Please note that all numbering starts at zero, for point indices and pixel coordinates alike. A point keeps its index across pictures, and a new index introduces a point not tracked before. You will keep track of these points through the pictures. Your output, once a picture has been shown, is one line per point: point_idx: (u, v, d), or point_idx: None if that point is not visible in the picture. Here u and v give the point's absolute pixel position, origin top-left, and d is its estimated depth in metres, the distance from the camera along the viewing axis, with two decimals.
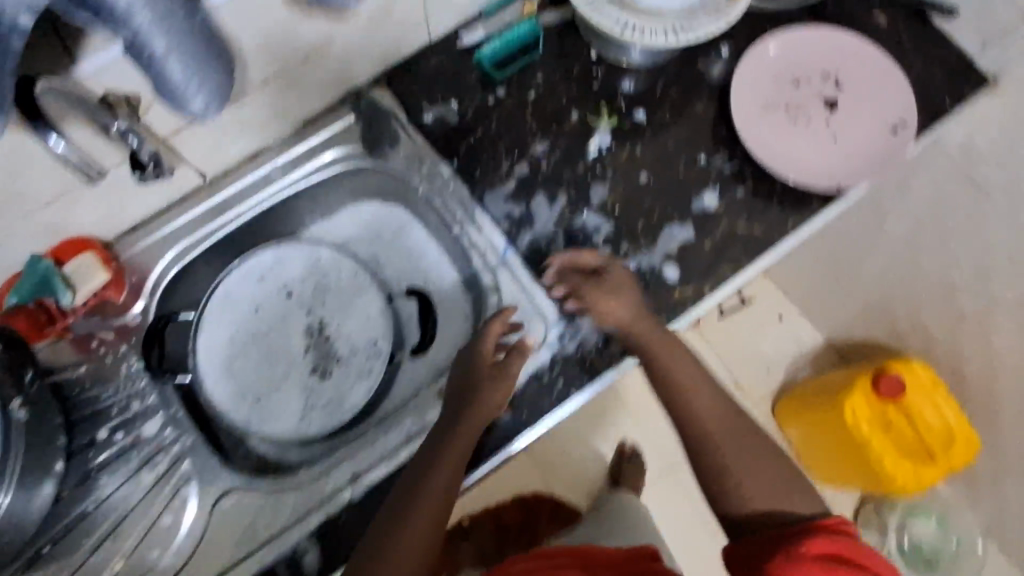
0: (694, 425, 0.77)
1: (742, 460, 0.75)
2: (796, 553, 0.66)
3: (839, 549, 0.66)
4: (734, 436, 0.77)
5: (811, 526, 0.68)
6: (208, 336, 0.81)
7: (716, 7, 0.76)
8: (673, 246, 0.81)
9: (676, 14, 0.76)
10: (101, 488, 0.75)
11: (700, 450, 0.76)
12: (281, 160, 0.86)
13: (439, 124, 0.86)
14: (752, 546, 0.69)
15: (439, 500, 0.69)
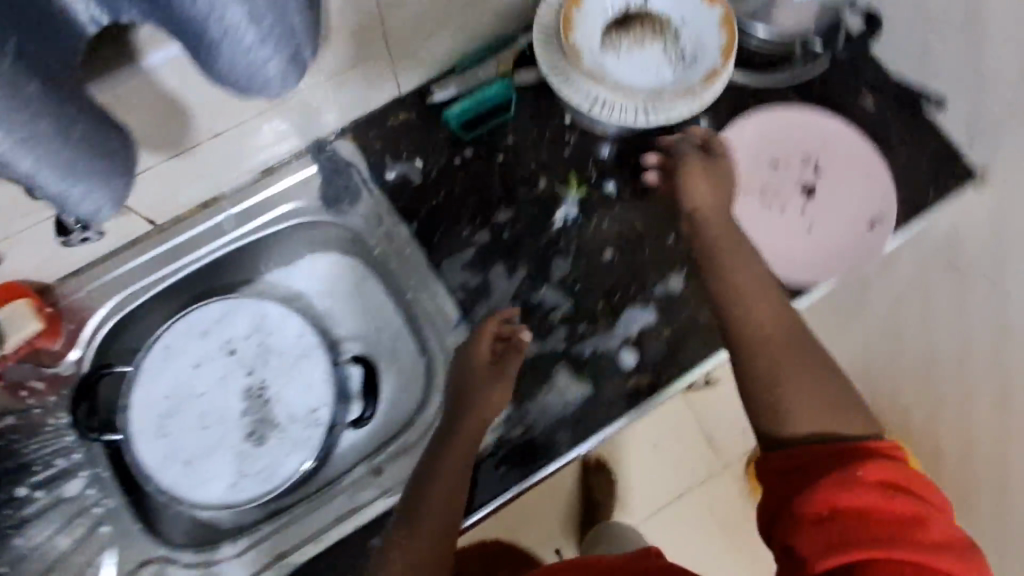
0: (745, 327, 0.65)
1: (805, 381, 0.60)
2: (840, 475, 0.52)
3: (899, 476, 0.52)
4: (798, 351, 0.63)
5: (867, 448, 0.54)
6: (143, 391, 0.77)
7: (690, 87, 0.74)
8: (633, 330, 0.79)
9: (649, 92, 0.74)
10: (15, 549, 0.72)
11: (765, 379, 0.62)
12: (235, 211, 0.83)
13: (402, 183, 0.83)
14: (790, 475, 0.55)
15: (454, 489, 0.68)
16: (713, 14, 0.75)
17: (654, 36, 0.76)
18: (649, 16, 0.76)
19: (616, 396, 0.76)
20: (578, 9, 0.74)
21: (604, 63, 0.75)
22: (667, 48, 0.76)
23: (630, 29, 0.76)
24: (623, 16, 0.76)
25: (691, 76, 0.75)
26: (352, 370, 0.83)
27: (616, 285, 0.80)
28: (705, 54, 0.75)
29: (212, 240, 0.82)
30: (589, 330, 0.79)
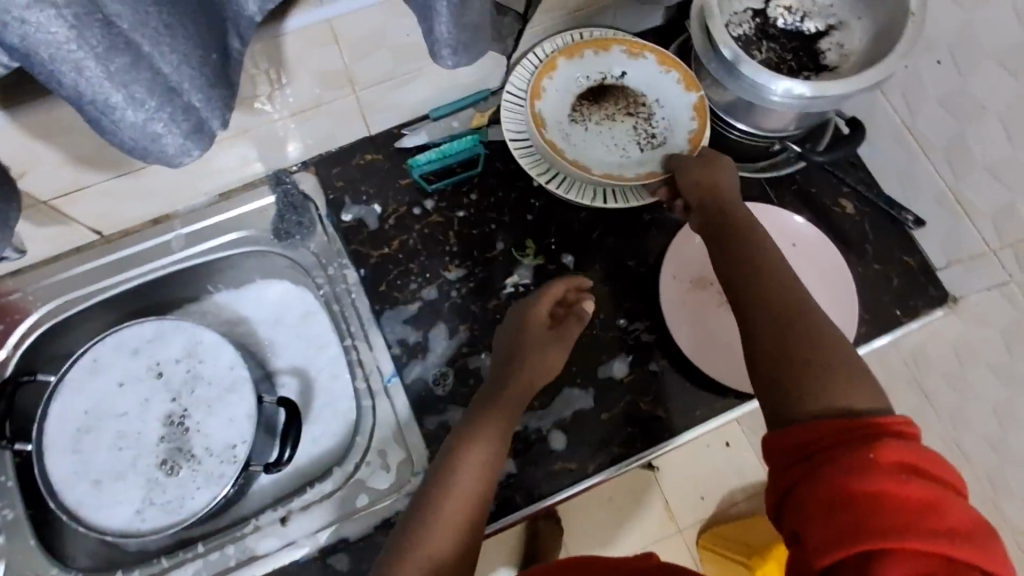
0: (755, 295, 0.58)
1: (812, 359, 0.52)
2: (849, 456, 0.44)
3: (916, 458, 0.44)
4: (811, 327, 0.55)
5: (882, 426, 0.46)
6: (63, 402, 0.76)
7: (648, 169, 0.75)
8: (566, 411, 0.75)
9: (609, 168, 0.76)
10: None
11: (777, 359, 0.54)
12: (185, 230, 0.82)
13: (357, 227, 0.82)
14: (798, 455, 0.48)
15: (483, 467, 0.59)
16: (689, 101, 0.76)
17: (626, 113, 0.78)
18: (626, 92, 0.78)
19: (538, 480, 0.73)
20: (550, 79, 0.76)
21: (570, 133, 0.76)
22: (639, 126, 0.77)
23: (604, 103, 0.78)
24: (598, 89, 0.78)
25: (655, 159, 0.76)
26: (279, 409, 0.82)
27: None
28: (674, 139, 0.76)
29: (159, 258, 0.81)
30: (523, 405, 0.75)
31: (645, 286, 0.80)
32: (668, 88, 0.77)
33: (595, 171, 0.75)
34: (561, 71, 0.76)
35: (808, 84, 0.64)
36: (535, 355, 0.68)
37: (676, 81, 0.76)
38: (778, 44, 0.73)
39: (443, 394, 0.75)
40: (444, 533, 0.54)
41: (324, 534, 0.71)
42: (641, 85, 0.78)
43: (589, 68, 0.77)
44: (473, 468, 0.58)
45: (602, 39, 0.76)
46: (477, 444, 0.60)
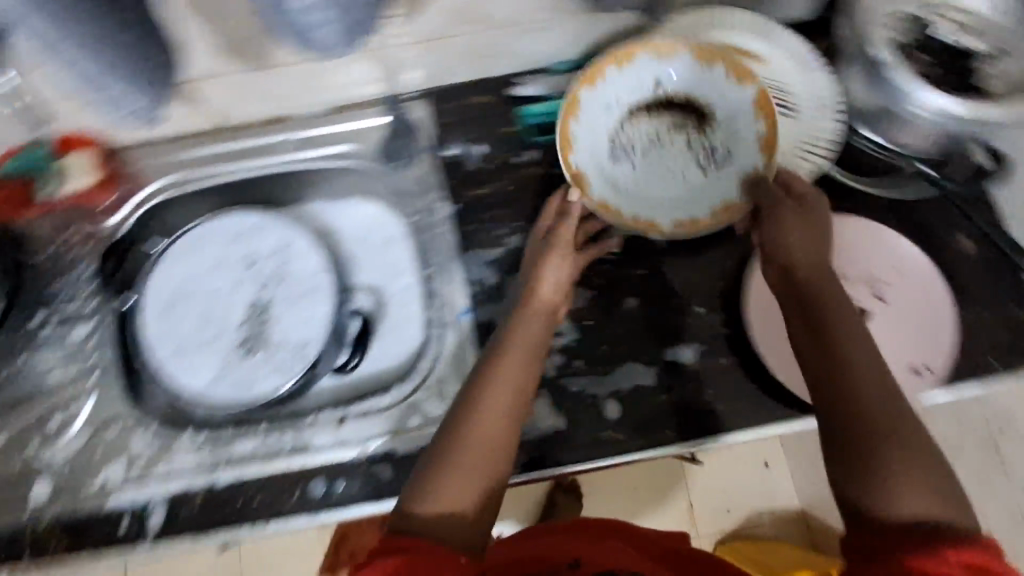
0: (835, 364, 0.56)
1: (884, 441, 0.53)
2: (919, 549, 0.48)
3: (992, 564, 0.47)
4: (896, 416, 0.54)
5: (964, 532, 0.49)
6: (164, 270, 0.82)
7: (714, 194, 0.74)
8: (626, 384, 0.75)
9: (672, 209, 0.74)
10: (15, 365, 0.78)
11: (850, 441, 0.54)
12: (298, 135, 0.85)
13: (457, 164, 0.83)
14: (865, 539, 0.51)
15: (505, 435, 0.59)
16: (745, 99, 0.73)
17: (672, 133, 0.76)
18: (664, 104, 0.75)
19: (584, 444, 0.73)
20: (576, 122, 0.74)
21: (618, 174, 0.75)
22: (690, 144, 0.75)
23: (642, 129, 0.76)
24: (632, 113, 0.76)
25: (721, 176, 0.74)
26: (353, 320, 0.85)
27: (624, 335, 0.77)
28: (740, 150, 0.74)
29: (270, 156, 0.85)
30: (583, 368, 0.76)
31: (729, 279, 0.78)
32: (711, 88, 0.74)
33: (666, 225, 0.73)
34: (584, 107, 0.75)
35: (959, 102, 0.61)
36: (538, 318, 0.66)
37: (725, 74, 0.73)
38: (938, 54, 0.68)
39: None
40: (470, 498, 0.56)
41: (374, 443, 0.75)
42: (680, 91, 0.75)
43: (617, 87, 0.75)
44: (489, 440, 0.58)
45: (625, 51, 0.73)
46: (492, 409, 0.59)
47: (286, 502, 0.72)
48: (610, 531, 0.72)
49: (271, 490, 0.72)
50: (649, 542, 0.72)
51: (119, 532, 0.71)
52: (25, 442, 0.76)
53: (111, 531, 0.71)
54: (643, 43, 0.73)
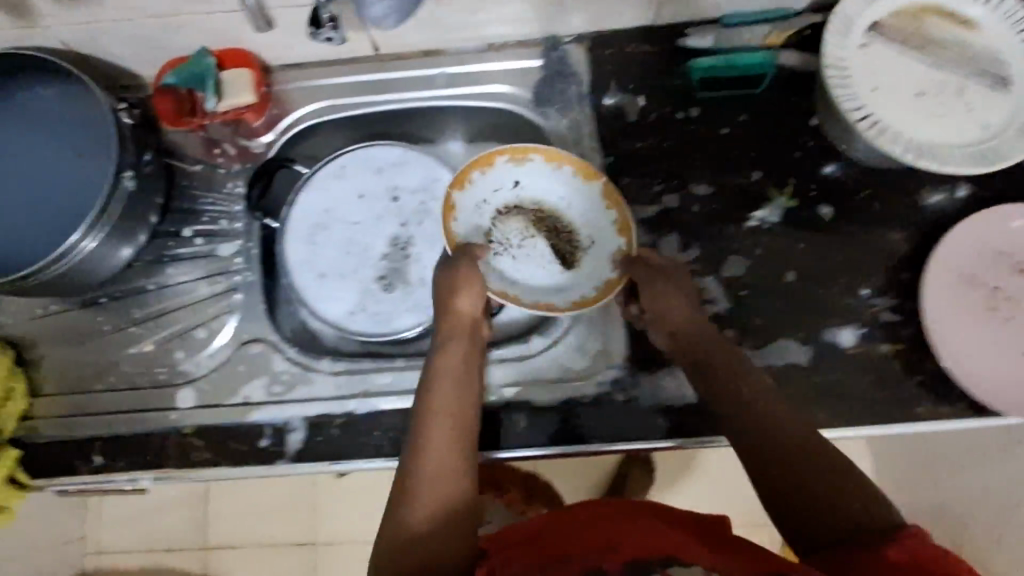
0: (735, 415, 0.59)
1: (807, 478, 0.53)
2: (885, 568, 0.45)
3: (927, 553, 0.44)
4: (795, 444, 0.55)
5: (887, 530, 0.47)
6: (309, 195, 0.81)
7: (589, 277, 0.77)
8: (779, 361, 0.72)
9: (564, 293, 0.77)
10: (164, 276, 0.79)
11: (777, 492, 0.53)
12: (450, 71, 0.81)
13: (617, 114, 0.78)
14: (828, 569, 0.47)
15: (455, 449, 0.60)
16: (596, 192, 0.77)
17: (545, 221, 0.80)
18: (529, 205, 0.80)
19: None
20: (454, 221, 0.77)
21: (506, 269, 0.78)
22: (552, 239, 0.79)
23: (514, 224, 0.80)
24: (503, 209, 0.79)
25: (590, 260, 0.77)
26: None
27: (781, 310, 0.73)
28: (602, 237, 0.77)
29: (418, 89, 0.82)
30: (735, 339, 0.72)
31: (899, 262, 0.73)
32: (554, 196, 0.79)
33: (559, 305, 0.75)
34: (459, 206, 0.78)
35: None
36: (456, 347, 0.68)
37: (574, 175, 0.77)
38: None
39: None
40: (423, 513, 0.56)
41: (511, 390, 0.74)
42: (534, 195, 0.80)
43: (485, 188, 0.79)
44: (433, 451, 0.59)
45: (483, 158, 0.78)
46: (435, 426, 0.61)
47: None
48: (647, 512, 0.55)
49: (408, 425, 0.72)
50: (692, 520, 0.54)
51: (260, 448, 0.72)
52: (171, 352, 0.77)
53: (254, 445, 0.72)
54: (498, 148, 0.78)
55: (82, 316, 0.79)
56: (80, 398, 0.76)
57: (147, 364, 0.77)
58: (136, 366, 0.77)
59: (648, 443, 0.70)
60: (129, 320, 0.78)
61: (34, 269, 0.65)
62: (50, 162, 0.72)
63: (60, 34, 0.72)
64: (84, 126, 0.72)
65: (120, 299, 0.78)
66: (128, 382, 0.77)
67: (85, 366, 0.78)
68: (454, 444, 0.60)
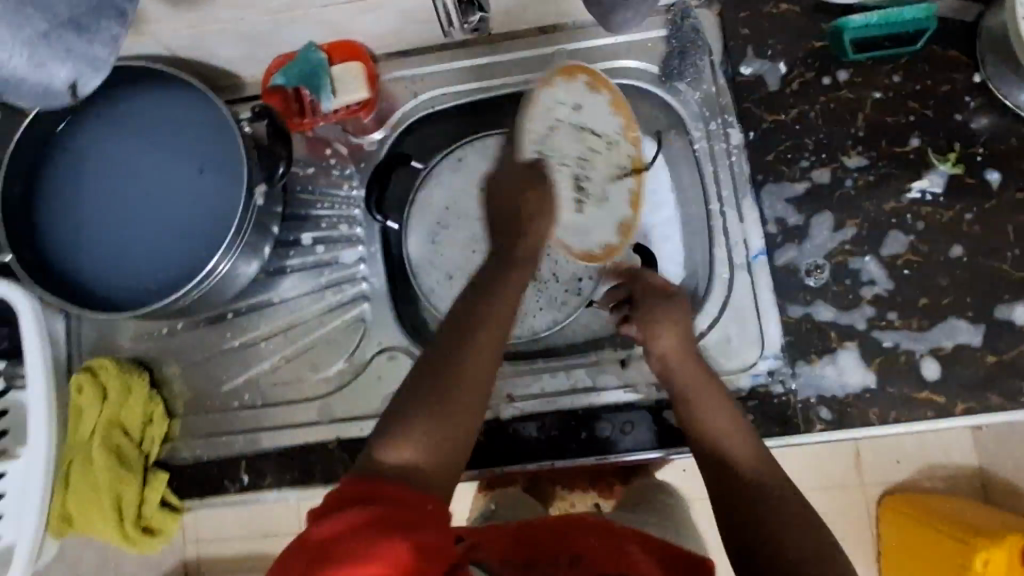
0: (720, 462, 0.59)
1: (778, 519, 0.53)
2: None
3: None
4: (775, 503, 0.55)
5: None
6: (428, 192, 0.79)
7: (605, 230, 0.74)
8: (947, 341, 0.68)
9: (584, 234, 0.74)
10: (286, 287, 0.77)
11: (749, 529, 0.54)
12: (569, 47, 0.76)
13: (756, 84, 0.73)
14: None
15: (453, 434, 0.51)
16: (623, 154, 0.73)
17: (591, 150, 0.72)
18: (583, 130, 0.71)
19: (897, 402, 0.67)
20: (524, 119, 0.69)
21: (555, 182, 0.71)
22: (580, 177, 0.72)
23: (563, 145, 0.71)
24: (559, 128, 0.70)
25: (598, 213, 0.74)
26: None
27: (949, 288, 0.68)
28: (616, 198, 0.74)
29: (535, 69, 0.76)
30: (899, 322, 0.68)
31: None
32: (603, 137, 0.72)
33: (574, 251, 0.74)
34: (531, 106, 0.69)
35: None
36: (519, 269, 0.60)
37: (621, 130, 0.72)
38: None
39: (812, 286, 0.70)
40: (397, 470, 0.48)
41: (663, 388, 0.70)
42: (595, 126, 0.72)
43: (553, 101, 0.70)
44: (473, 380, 0.53)
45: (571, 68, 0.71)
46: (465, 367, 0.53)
47: (564, 444, 0.71)
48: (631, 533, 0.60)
49: (560, 427, 0.71)
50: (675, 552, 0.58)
51: None
52: (303, 363, 0.76)
53: None
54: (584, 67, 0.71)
55: (211, 332, 0.78)
56: (217, 416, 0.75)
57: (280, 377, 0.76)
58: (269, 380, 0.76)
59: (810, 436, 0.68)
60: (256, 334, 0.77)
61: (183, 292, 0.64)
62: (179, 181, 0.70)
63: (168, 39, 0.69)
64: (209, 142, 0.70)
65: (246, 312, 0.77)
66: (263, 398, 0.76)
67: (217, 383, 0.77)
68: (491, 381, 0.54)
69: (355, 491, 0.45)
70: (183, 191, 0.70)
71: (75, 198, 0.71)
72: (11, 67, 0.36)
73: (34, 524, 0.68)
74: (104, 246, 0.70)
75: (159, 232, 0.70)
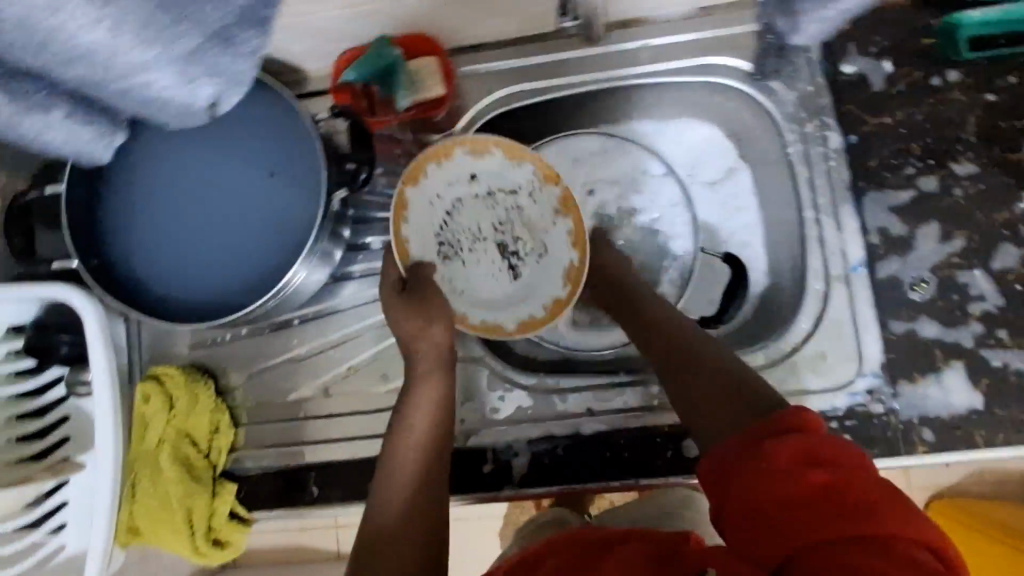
0: (647, 343, 0.60)
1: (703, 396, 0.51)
2: (781, 470, 0.41)
3: (812, 448, 0.41)
4: (699, 356, 0.55)
5: (778, 422, 0.44)
6: None
7: (541, 287, 0.72)
8: None
9: (514, 302, 0.72)
10: (356, 293, 0.75)
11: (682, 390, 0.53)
12: (655, 42, 0.72)
13: (858, 84, 0.68)
14: (723, 477, 0.44)
15: (427, 439, 0.60)
16: (548, 200, 0.72)
17: (497, 216, 0.73)
18: (490, 196, 0.73)
19: (1008, 426, 0.63)
20: (406, 222, 0.71)
21: (451, 273, 0.72)
22: (504, 243, 0.73)
23: (469, 222, 0.73)
24: (460, 205, 0.72)
25: (532, 272, 0.72)
26: (714, 260, 0.78)
27: None
28: (552, 246, 0.72)
29: (617, 67, 0.72)
30: (1010, 340, 0.64)
31: None
32: (517, 193, 0.72)
33: (508, 326, 0.71)
34: (412, 205, 0.71)
35: None
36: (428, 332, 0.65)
37: (533, 177, 0.72)
38: None
39: (916, 301, 0.66)
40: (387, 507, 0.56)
41: None
42: (496, 186, 0.73)
43: (440, 186, 0.72)
44: (424, 416, 0.61)
45: (440, 150, 0.71)
46: (424, 390, 0.63)
47: (656, 462, 0.67)
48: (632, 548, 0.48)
49: (640, 445, 0.68)
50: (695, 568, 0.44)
51: (484, 474, 0.70)
52: (374, 372, 0.74)
53: (477, 470, 0.70)
54: (459, 140, 0.71)
55: (276, 339, 0.75)
56: (284, 425, 0.73)
57: (351, 386, 0.74)
58: (337, 389, 0.74)
59: (913, 459, 0.64)
60: (324, 341, 0.75)
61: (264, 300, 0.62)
62: (247, 185, 0.67)
63: None
64: (277, 143, 0.66)
65: (313, 319, 0.75)
66: (331, 407, 0.73)
67: (283, 392, 0.74)
68: (446, 411, 0.63)
69: (361, 543, 0.54)
70: (252, 194, 0.67)
71: (138, 201, 0.67)
72: (159, 88, 0.38)
73: (105, 538, 0.67)
74: (170, 251, 0.67)
75: (228, 236, 0.67)
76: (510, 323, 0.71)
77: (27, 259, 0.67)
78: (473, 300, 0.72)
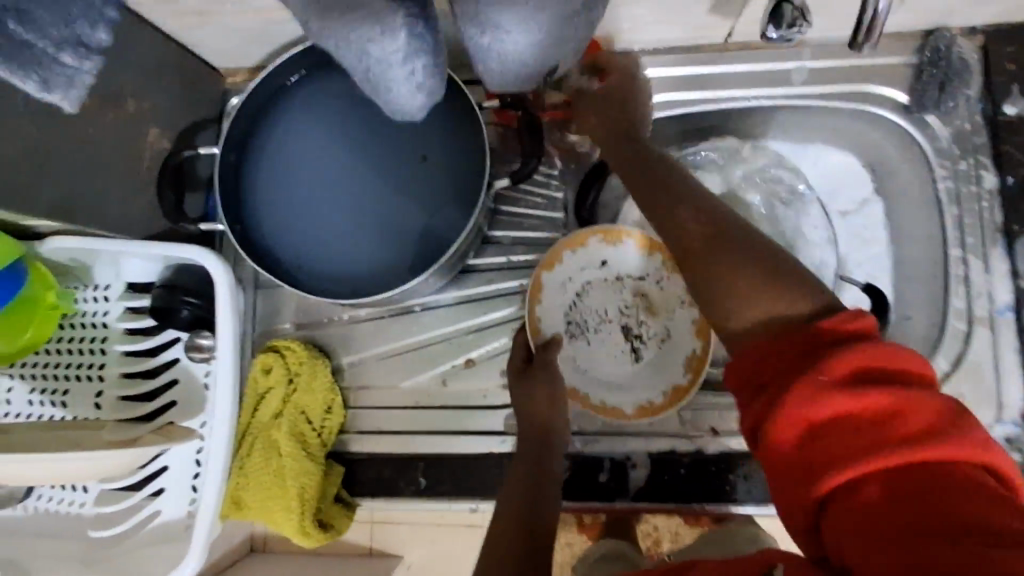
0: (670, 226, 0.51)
1: (726, 292, 0.46)
2: (836, 388, 0.38)
3: (873, 365, 0.38)
4: (724, 247, 0.47)
5: (830, 331, 0.41)
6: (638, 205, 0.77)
7: (664, 368, 0.70)
8: None
9: (634, 386, 0.70)
10: (475, 286, 0.74)
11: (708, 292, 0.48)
12: (809, 65, 0.71)
13: (1018, 126, 0.67)
14: (756, 393, 0.42)
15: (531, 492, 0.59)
16: (675, 287, 0.72)
17: (626, 302, 0.73)
18: (619, 281, 0.73)
19: None
20: (538, 305, 0.71)
21: (575, 353, 0.72)
22: (629, 326, 0.72)
23: (597, 304, 0.73)
24: (590, 287, 0.73)
25: (654, 357, 0.71)
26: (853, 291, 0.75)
27: None
28: (677, 328, 0.71)
29: (770, 86, 0.72)
30: None
31: None
32: (643, 279, 0.72)
33: (628, 410, 0.69)
34: (545, 288, 0.72)
35: None
36: (547, 406, 0.64)
37: (660, 266, 0.72)
38: None
39: None
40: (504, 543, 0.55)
41: None
42: (624, 272, 0.73)
43: (572, 269, 0.72)
44: (527, 478, 0.60)
45: (575, 237, 0.71)
46: (529, 452, 0.63)
47: None
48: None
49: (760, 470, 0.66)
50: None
51: (600, 483, 0.68)
52: (488, 368, 0.72)
53: (591, 478, 0.69)
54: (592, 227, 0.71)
55: (392, 325, 0.74)
56: (391, 415, 0.72)
57: (465, 381, 0.72)
58: (448, 383, 0.72)
59: None
60: (439, 333, 0.74)
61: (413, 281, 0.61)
62: (394, 167, 0.67)
63: None
64: (429, 127, 0.66)
65: (429, 310, 0.74)
66: (442, 399, 0.72)
67: (394, 380, 0.73)
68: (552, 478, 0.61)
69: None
70: (400, 178, 0.66)
71: (283, 172, 0.67)
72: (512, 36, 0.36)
73: (212, 508, 0.65)
74: (307, 226, 0.66)
75: (368, 220, 0.66)
76: (629, 405, 0.69)
77: (176, 215, 0.67)
78: (593, 380, 0.71)
